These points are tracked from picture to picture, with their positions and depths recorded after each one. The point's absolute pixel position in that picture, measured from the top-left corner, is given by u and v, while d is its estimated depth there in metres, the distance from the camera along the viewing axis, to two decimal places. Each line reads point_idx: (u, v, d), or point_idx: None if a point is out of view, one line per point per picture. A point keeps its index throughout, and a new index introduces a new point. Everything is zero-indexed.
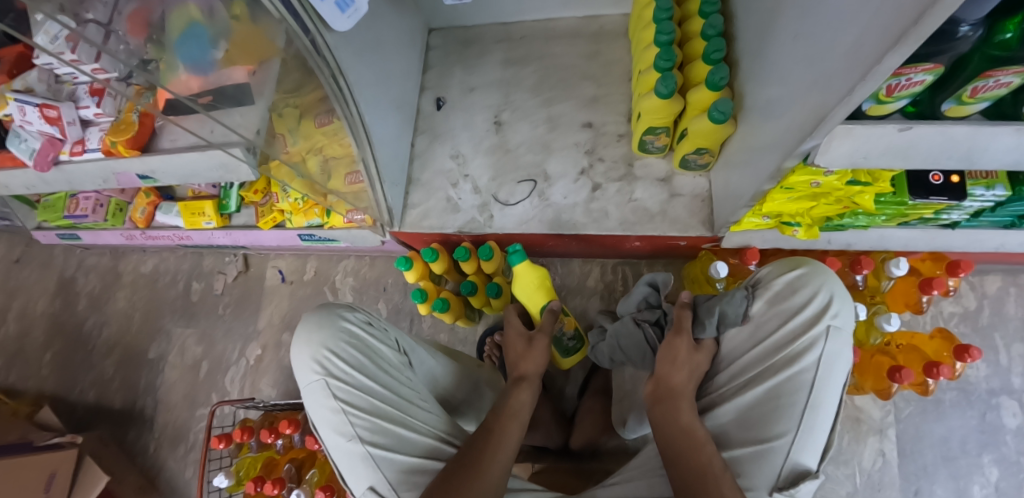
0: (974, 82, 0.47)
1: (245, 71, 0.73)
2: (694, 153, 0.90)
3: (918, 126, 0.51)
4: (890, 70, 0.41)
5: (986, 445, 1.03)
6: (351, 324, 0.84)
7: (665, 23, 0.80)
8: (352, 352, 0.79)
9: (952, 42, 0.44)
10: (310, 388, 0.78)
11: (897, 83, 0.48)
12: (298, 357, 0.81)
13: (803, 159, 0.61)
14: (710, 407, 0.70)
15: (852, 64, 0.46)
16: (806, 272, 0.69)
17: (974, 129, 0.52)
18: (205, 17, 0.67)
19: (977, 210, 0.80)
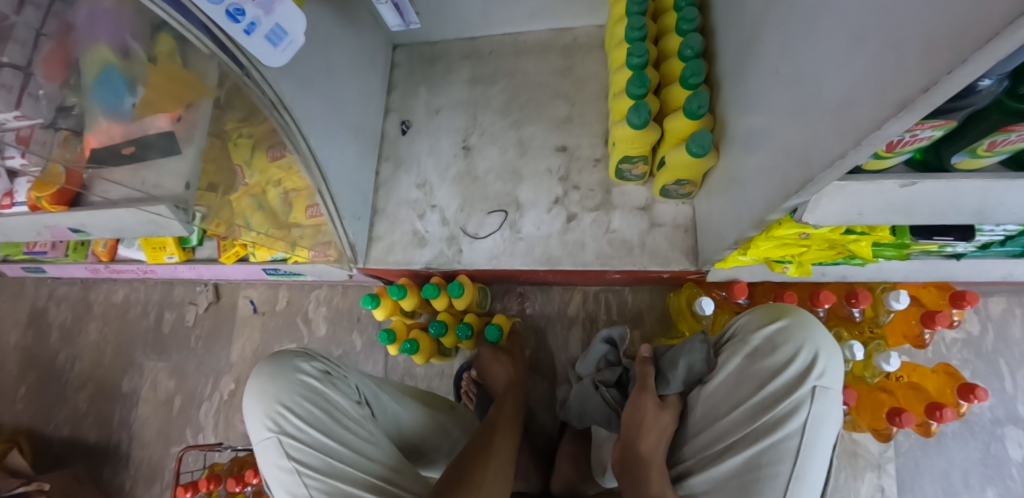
0: (989, 137, 0.40)
1: (169, 117, 0.67)
2: (674, 184, 0.82)
3: (924, 182, 0.44)
4: (892, 137, 0.34)
5: (989, 479, 0.98)
6: (312, 367, 0.71)
7: (638, 44, 0.71)
8: (311, 403, 0.66)
9: (969, 98, 0.35)
10: (261, 446, 0.65)
11: (901, 139, 0.40)
12: (249, 407, 0.68)
13: (790, 212, 0.54)
14: (686, 474, 0.64)
15: (844, 122, 0.38)
16: (788, 325, 0.65)
17: (986, 184, 0.44)
18: (119, 59, 0.60)
19: (985, 243, 0.74)
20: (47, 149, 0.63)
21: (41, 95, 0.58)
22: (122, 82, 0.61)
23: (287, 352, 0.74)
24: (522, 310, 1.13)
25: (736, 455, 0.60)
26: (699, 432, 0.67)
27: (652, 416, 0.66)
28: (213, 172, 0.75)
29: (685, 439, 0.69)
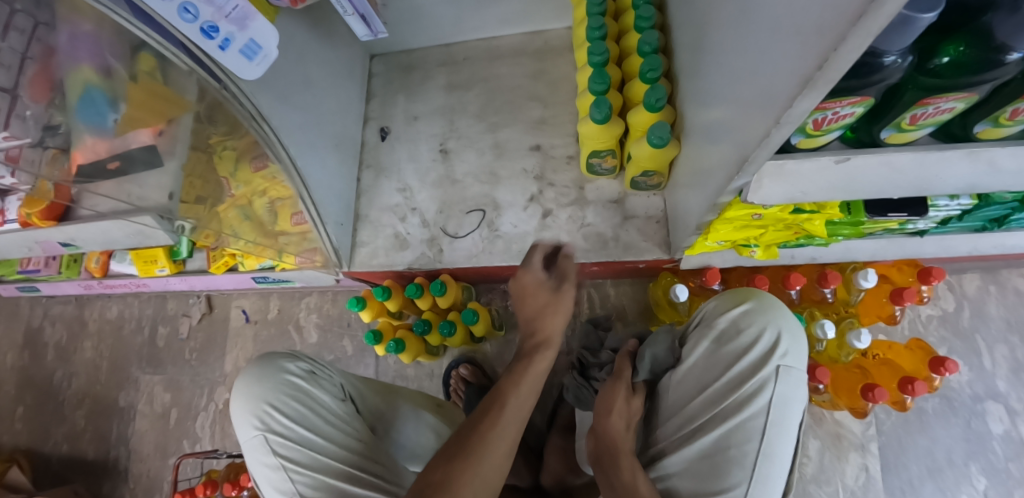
0: (910, 111, 0.43)
1: (151, 132, 0.70)
2: (641, 175, 0.85)
3: (857, 157, 0.47)
4: (803, 114, 0.36)
5: (972, 454, 0.99)
6: (297, 367, 0.72)
7: (597, 43, 0.75)
8: (295, 402, 0.67)
9: (880, 72, 0.37)
10: (248, 445, 0.66)
11: (823, 117, 0.44)
12: (236, 406, 0.69)
13: (738, 194, 0.56)
14: (659, 456, 0.66)
15: (766, 107, 0.41)
16: (752, 308, 0.66)
17: (919, 157, 0.47)
18: (100, 77, 0.62)
19: (945, 217, 0.77)
20: (37, 168, 0.67)
21: (29, 115, 0.61)
22: (104, 100, 0.64)
23: (273, 354, 0.75)
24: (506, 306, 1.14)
25: (704, 436, 0.61)
26: (671, 417, 0.68)
27: (621, 402, 0.67)
28: (200, 185, 0.82)
29: (660, 422, 0.71)
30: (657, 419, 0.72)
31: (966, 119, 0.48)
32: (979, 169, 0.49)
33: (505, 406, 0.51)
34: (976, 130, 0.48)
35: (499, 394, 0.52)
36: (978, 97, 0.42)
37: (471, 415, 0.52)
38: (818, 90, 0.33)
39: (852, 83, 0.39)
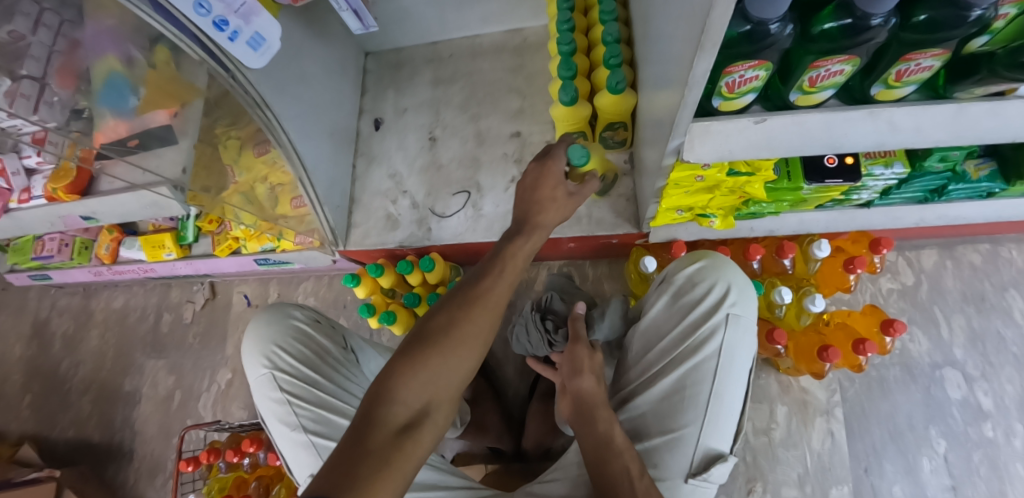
0: (808, 72, 0.52)
1: (166, 114, 0.79)
2: (608, 129, 0.93)
3: (772, 118, 0.57)
4: (704, 76, 0.47)
5: (931, 418, 1.04)
6: (301, 317, 0.82)
7: (565, 34, 0.83)
8: (300, 346, 0.77)
9: (767, 39, 0.46)
10: (257, 381, 0.76)
11: (733, 80, 0.52)
12: (246, 349, 0.79)
13: (678, 157, 0.64)
14: (625, 401, 0.72)
15: (682, 74, 0.50)
16: (706, 265, 0.73)
17: (827, 119, 0.57)
18: (123, 66, 0.71)
19: (884, 188, 0.84)
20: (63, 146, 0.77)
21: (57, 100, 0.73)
22: (126, 87, 0.73)
23: (279, 303, 0.84)
24: None
25: (662, 380, 0.67)
26: (636, 365, 0.75)
27: (589, 359, 0.67)
28: (205, 176, 0.91)
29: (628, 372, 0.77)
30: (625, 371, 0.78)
31: (866, 82, 0.57)
32: (880, 127, 0.58)
33: (491, 282, 0.50)
34: (873, 91, 0.57)
35: (487, 272, 0.51)
36: (860, 59, 0.49)
37: (460, 286, 0.52)
38: (709, 48, 0.42)
39: (749, 48, 0.48)
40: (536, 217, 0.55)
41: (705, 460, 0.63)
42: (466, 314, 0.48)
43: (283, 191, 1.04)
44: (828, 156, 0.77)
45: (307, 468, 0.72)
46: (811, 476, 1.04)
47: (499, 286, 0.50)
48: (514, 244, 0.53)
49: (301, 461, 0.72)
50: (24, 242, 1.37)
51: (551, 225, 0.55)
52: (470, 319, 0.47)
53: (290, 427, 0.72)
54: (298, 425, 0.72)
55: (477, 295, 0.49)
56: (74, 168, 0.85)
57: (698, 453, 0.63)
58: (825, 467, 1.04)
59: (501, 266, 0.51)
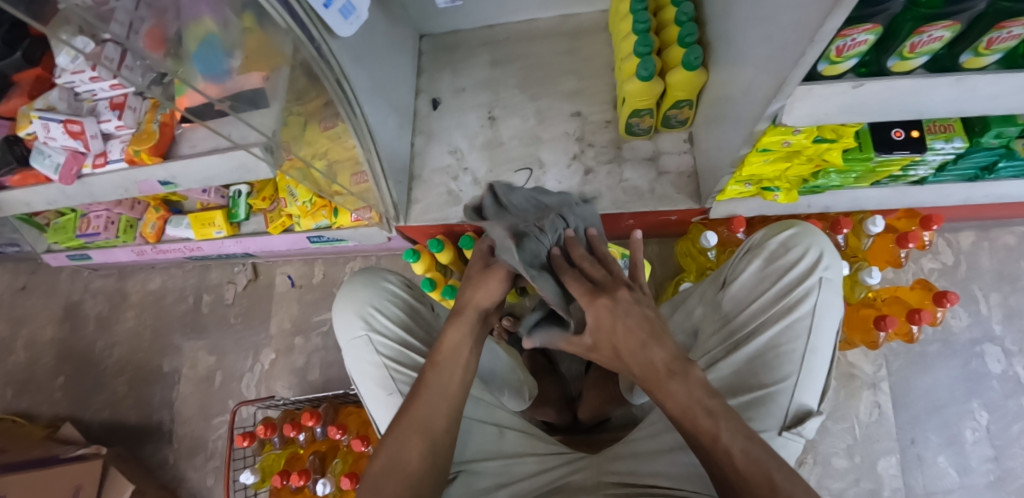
0: (910, 39, 0.55)
1: (260, 78, 0.72)
2: (674, 108, 0.97)
3: (869, 83, 0.57)
4: (832, 31, 0.49)
5: (973, 391, 1.08)
6: (394, 283, 0.88)
7: (641, 13, 0.87)
8: (395, 310, 0.85)
9: (882, 4, 0.51)
10: (353, 343, 0.82)
11: (844, 44, 0.55)
12: (341, 313, 0.86)
13: (772, 121, 0.67)
14: (712, 359, 0.75)
15: (806, 31, 0.52)
16: (799, 232, 0.77)
17: (919, 82, 0.59)
18: (219, 28, 0.66)
19: (940, 164, 0.87)
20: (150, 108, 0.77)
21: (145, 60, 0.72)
22: (221, 48, 0.67)
23: (372, 270, 0.90)
24: None
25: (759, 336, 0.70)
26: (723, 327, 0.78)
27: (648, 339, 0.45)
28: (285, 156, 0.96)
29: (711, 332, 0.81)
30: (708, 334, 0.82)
31: (955, 51, 0.61)
32: (963, 93, 0.61)
33: (424, 377, 0.59)
34: (964, 59, 0.60)
35: (427, 366, 0.60)
36: (960, 25, 0.53)
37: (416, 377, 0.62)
38: (844, 7, 0.44)
39: (861, 12, 0.52)
40: (467, 305, 0.62)
41: (798, 415, 0.65)
42: (410, 406, 0.58)
43: (341, 168, 1.00)
44: (895, 130, 0.79)
45: None
46: (858, 446, 1.09)
47: (433, 375, 0.59)
48: (441, 334, 0.60)
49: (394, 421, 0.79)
50: (68, 220, 1.37)
51: (479, 304, 0.62)
52: (411, 411, 0.57)
53: (387, 390, 0.78)
54: (394, 388, 0.78)
55: (419, 388, 0.59)
56: (157, 131, 0.86)
57: (792, 408, 0.65)
58: (871, 438, 1.09)
59: (435, 358, 0.60)
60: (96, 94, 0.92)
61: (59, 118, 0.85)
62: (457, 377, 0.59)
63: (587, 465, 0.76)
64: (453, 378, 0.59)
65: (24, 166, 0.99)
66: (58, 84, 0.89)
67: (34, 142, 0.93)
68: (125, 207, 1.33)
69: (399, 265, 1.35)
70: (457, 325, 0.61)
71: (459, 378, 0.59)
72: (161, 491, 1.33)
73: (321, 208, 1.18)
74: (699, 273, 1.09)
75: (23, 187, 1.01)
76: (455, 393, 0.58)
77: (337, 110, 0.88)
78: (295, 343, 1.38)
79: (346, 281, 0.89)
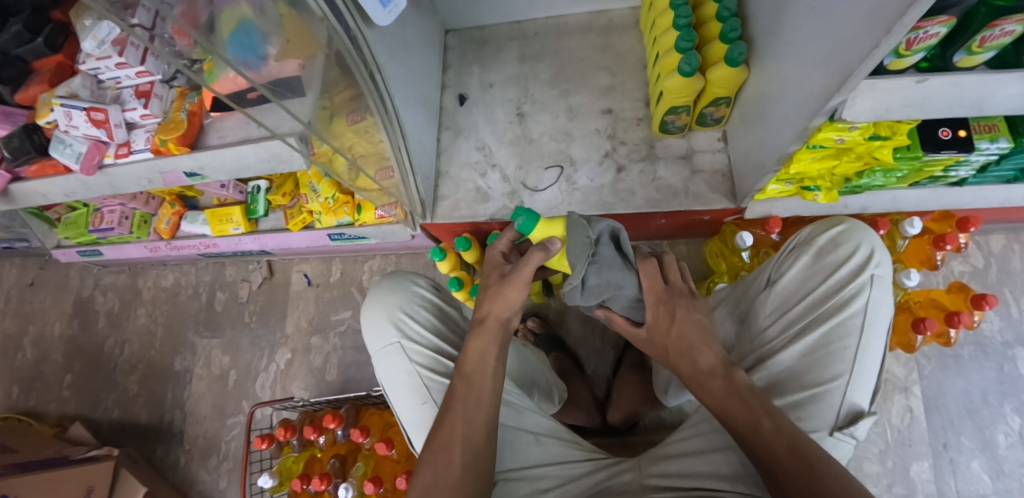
0: (982, 32, 0.52)
1: (296, 66, 0.67)
2: (712, 105, 0.95)
3: (934, 77, 0.55)
4: (913, 22, 0.45)
5: (1006, 395, 1.07)
6: (422, 286, 0.83)
7: (682, 8, 0.85)
8: (427, 315, 0.79)
9: None
10: (383, 350, 0.76)
11: (915, 37, 0.52)
12: (369, 319, 0.79)
13: (829, 116, 0.65)
14: (764, 358, 0.73)
15: (882, 20, 0.48)
16: (848, 228, 0.76)
17: (982, 77, 0.56)
18: (255, 13, 0.61)
19: (982, 165, 0.85)
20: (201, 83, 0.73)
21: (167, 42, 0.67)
22: (257, 34, 0.63)
23: (398, 274, 0.84)
24: None
25: (807, 336, 0.68)
26: (770, 324, 0.76)
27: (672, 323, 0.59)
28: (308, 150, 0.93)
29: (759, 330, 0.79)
30: (753, 333, 0.80)
31: (1021, 46, 0.58)
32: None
33: (455, 389, 0.61)
34: None
35: (457, 378, 0.62)
36: None
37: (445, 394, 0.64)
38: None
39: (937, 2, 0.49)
40: (486, 317, 0.64)
41: (849, 415, 0.64)
42: (445, 418, 0.60)
43: (367, 162, 0.94)
44: (942, 128, 0.77)
45: None
46: (891, 451, 1.07)
47: (462, 388, 0.61)
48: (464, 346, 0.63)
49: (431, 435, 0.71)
50: (80, 215, 1.34)
51: (498, 315, 0.64)
52: (447, 422, 0.59)
53: (423, 399, 0.71)
54: (430, 398, 0.71)
55: (451, 399, 0.61)
56: (185, 120, 0.83)
57: (843, 408, 0.64)
58: (904, 442, 1.07)
59: (463, 370, 0.62)
60: (120, 82, 0.88)
61: (82, 106, 0.83)
62: (489, 385, 0.61)
63: (630, 467, 0.73)
64: (483, 388, 0.61)
65: (43, 156, 0.95)
66: (80, 71, 0.86)
67: (54, 131, 0.91)
68: (139, 202, 1.29)
69: (420, 263, 1.33)
70: (480, 337, 0.63)
71: (491, 388, 0.61)
72: (174, 493, 1.30)
73: (344, 205, 1.15)
74: (731, 274, 1.08)
75: (41, 178, 0.98)
76: (487, 402, 0.60)
77: (367, 102, 0.84)
78: (312, 342, 1.35)
79: (372, 285, 0.83)
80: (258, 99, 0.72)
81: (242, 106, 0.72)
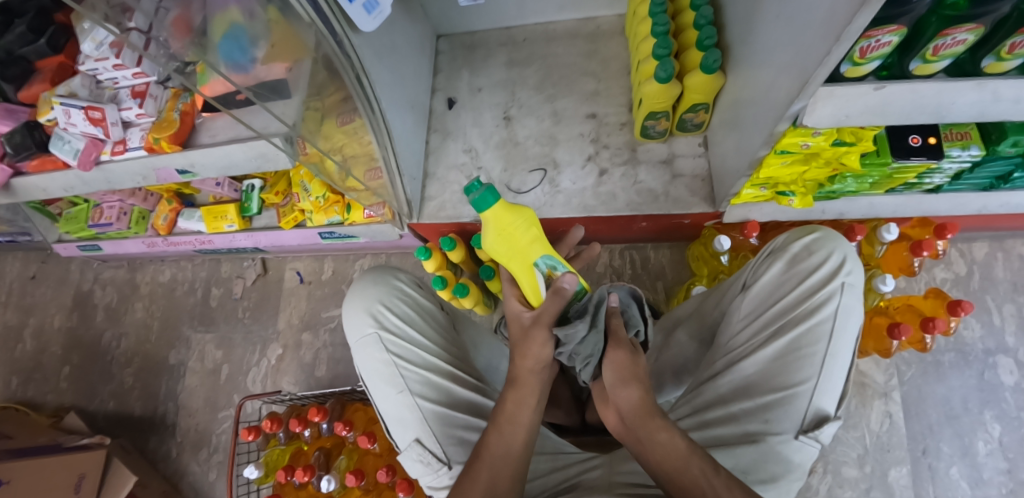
0: (934, 42, 0.53)
1: (282, 68, 0.70)
2: (691, 111, 0.98)
3: (891, 85, 0.57)
4: (859, 31, 0.46)
5: (986, 402, 1.08)
6: (404, 281, 0.85)
7: (660, 15, 0.88)
8: (406, 308, 0.81)
9: (908, 5, 0.48)
10: (362, 340, 0.78)
11: (868, 45, 0.53)
12: (349, 311, 0.82)
13: (792, 122, 0.67)
14: (735, 361, 0.74)
15: (832, 29, 0.50)
16: (821, 236, 0.76)
17: (940, 86, 0.57)
18: (245, 19, 0.64)
19: (956, 172, 0.86)
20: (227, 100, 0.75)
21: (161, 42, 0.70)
22: (246, 39, 0.65)
23: (381, 268, 0.87)
24: None
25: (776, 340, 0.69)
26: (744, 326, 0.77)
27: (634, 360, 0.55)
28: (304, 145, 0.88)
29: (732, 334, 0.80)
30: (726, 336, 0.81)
31: (977, 55, 0.59)
32: (985, 97, 0.59)
33: (507, 396, 0.59)
34: (985, 64, 0.59)
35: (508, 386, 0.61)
36: (985, 28, 0.51)
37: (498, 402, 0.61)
38: (874, 6, 0.42)
39: (885, 12, 0.49)
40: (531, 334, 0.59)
41: (815, 419, 0.64)
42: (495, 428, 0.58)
43: (356, 163, 0.97)
44: (912, 135, 0.78)
45: (412, 430, 0.72)
46: (869, 456, 1.08)
47: (516, 395, 0.59)
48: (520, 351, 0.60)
49: (405, 424, 0.73)
50: (81, 210, 1.38)
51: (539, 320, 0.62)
52: (502, 439, 0.56)
53: (398, 389, 0.73)
54: (404, 387, 0.73)
55: (505, 406, 0.59)
56: (177, 119, 0.87)
57: (809, 412, 0.64)
58: (883, 447, 1.08)
59: (520, 379, 0.60)
60: (117, 82, 0.92)
61: (80, 104, 0.87)
62: (532, 405, 0.58)
63: (600, 463, 0.74)
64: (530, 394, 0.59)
65: (43, 152, 0.99)
66: (80, 71, 0.90)
67: (53, 128, 0.95)
68: (138, 198, 1.33)
69: (409, 263, 1.36)
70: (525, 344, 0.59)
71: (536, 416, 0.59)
72: (164, 484, 1.33)
73: (334, 204, 1.17)
74: (711, 277, 1.10)
75: (41, 173, 1.02)
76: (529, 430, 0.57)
77: (356, 104, 0.87)
78: (303, 338, 1.38)
79: (355, 280, 0.86)
80: (243, 101, 0.75)
81: (228, 108, 0.75)
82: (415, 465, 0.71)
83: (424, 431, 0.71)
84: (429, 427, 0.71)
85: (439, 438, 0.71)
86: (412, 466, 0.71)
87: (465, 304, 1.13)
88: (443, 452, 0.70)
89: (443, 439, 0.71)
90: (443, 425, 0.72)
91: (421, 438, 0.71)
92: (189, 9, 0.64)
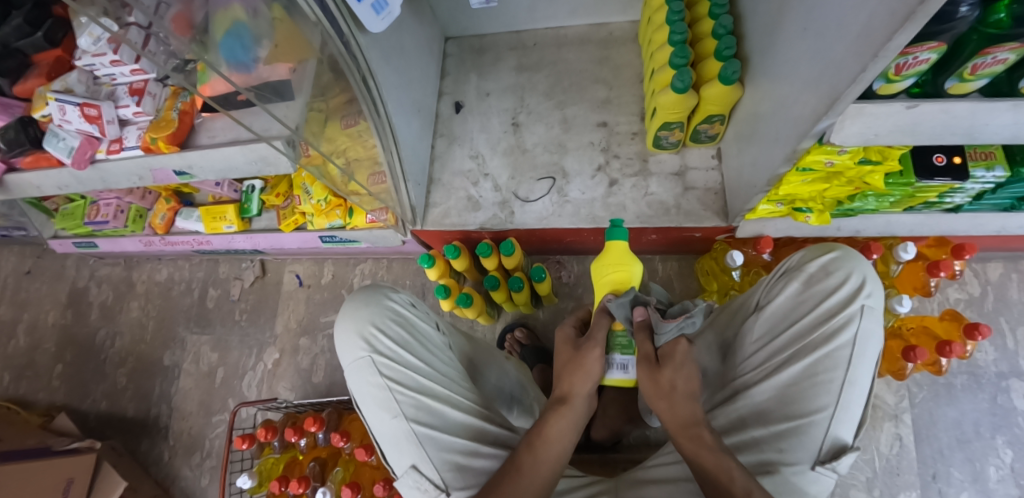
0: (973, 60, 0.50)
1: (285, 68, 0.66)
2: (706, 122, 0.95)
3: (925, 103, 0.53)
4: (900, 47, 0.43)
5: (999, 427, 1.05)
6: (397, 300, 0.82)
7: (678, 24, 0.85)
8: (398, 329, 0.78)
9: (952, 23, 0.45)
10: (354, 365, 0.75)
11: (904, 62, 0.51)
12: (341, 333, 0.79)
13: (818, 139, 0.64)
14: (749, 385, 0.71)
15: (870, 44, 0.46)
16: (840, 256, 0.73)
17: (975, 105, 0.54)
18: (248, 16, 0.60)
19: (977, 193, 0.83)
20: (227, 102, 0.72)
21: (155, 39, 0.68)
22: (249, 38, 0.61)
23: (374, 287, 0.84)
24: (558, 277, 1.22)
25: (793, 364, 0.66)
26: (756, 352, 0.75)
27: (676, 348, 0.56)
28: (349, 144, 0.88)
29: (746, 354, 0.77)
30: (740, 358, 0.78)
31: (1014, 75, 0.56)
32: (1021, 118, 0.55)
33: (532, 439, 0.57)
34: (1021, 85, 0.56)
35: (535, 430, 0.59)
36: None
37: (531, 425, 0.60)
38: (918, 21, 0.39)
39: (929, 29, 0.46)
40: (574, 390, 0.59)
41: (832, 450, 0.61)
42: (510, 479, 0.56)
43: (359, 167, 0.93)
44: (936, 154, 0.75)
45: (408, 456, 0.69)
46: (878, 480, 1.05)
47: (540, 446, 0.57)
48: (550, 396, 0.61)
49: (400, 449, 0.70)
50: (77, 206, 1.35)
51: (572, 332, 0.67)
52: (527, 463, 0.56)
53: (393, 414, 0.70)
54: (399, 412, 0.70)
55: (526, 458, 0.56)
56: (175, 119, 0.84)
57: (826, 442, 0.61)
58: (893, 471, 1.05)
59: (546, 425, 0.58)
60: (115, 79, 0.89)
61: (75, 101, 0.84)
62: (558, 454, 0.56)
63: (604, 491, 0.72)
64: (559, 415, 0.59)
65: (37, 148, 0.96)
66: (76, 67, 0.87)
67: (47, 124, 0.92)
68: (136, 196, 1.30)
69: (411, 269, 1.33)
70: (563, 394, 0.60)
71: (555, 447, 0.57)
72: (155, 488, 1.30)
73: (335, 208, 1.15)
74: (720, 293, 1.10)
75: (35, 170, 0.99)
76: (546, 457, 0.56)
77: (361, 107, 0.83)
78: (301, 343, 1.35)
79: (347, 299, 0.83)
80: (243, 102, 0.73)
81: (226, 108, 0.73)
82: (412, 491, 0.69)
83: (420, 457, 0.69)
84: (425, 453, 0.68)
85: (436, 465, 0.68)
86: (409, 493, 0.69)
87: (468, 315, 1.09)
88: (441, 478, 0.67)
89: (440, 465, 0.68)
90: (441, 450, 0.69)
91: (418, 465, 0.69)
92: (190, 4, 0.58)
